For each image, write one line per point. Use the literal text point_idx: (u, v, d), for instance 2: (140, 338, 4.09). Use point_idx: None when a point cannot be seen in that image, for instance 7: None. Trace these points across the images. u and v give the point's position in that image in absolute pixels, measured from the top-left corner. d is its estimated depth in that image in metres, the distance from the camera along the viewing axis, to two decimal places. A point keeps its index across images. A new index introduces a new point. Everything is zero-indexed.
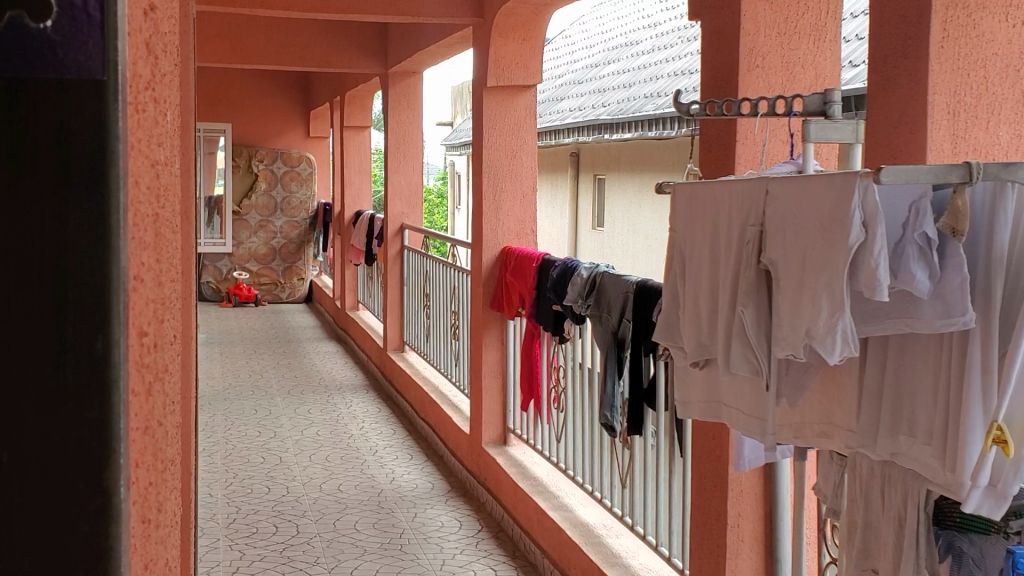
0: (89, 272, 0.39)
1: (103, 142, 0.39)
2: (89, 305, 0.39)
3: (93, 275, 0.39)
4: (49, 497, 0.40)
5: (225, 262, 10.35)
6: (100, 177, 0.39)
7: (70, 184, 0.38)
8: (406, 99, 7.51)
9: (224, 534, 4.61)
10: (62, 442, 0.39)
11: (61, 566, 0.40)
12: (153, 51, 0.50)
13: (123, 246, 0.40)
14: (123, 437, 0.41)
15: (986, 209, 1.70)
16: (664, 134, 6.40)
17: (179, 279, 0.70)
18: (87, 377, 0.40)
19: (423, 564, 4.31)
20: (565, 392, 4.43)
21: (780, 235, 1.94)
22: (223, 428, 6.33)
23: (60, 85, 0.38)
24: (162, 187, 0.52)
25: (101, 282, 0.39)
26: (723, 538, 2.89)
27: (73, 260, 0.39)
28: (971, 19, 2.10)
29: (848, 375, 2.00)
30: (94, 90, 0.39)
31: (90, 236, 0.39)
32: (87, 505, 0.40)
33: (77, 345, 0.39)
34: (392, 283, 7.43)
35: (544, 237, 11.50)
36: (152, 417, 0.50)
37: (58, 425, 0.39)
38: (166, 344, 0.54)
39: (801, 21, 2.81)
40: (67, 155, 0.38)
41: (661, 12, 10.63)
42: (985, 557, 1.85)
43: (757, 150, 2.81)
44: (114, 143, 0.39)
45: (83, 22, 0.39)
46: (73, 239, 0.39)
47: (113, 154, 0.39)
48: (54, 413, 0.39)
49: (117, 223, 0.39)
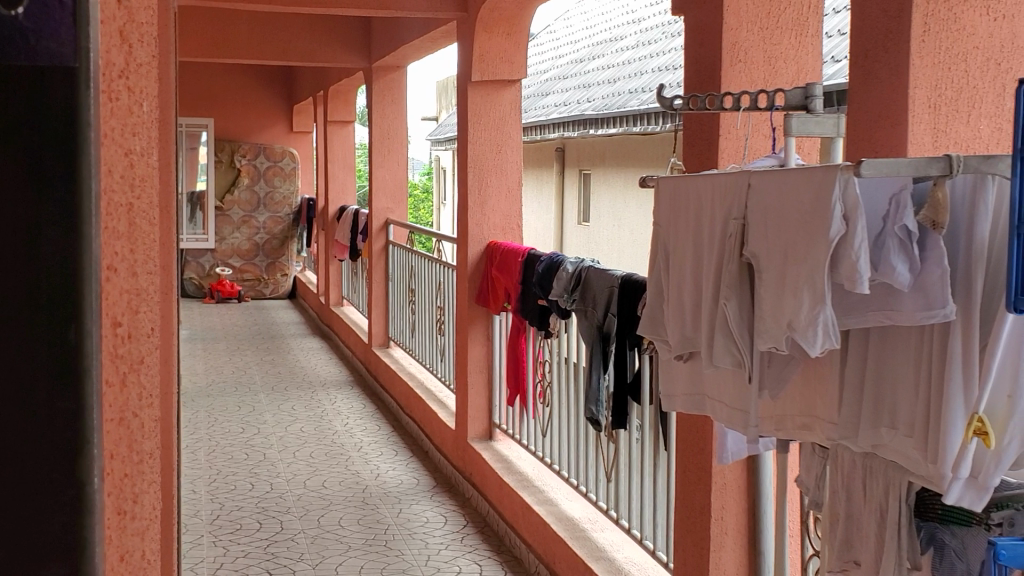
0: (59, 256, 0.37)
1: (75, 127, 0.37)
2: (62, 295, 0.37)
3: (66, 261, 0.37)
4: (26, 491, 0.37)
5: (208, 258, 10.38)
6: (72, 165, 0.37)
7: (44, 171, 0.37)
8: (391, 93, 7.48)
9: (208, 531, 4.60)
10: (39, 434, 0.37)
11: (30, 561, 0.38)
12: (129, 41, 0.52)
13: (96, 231, 0.38)
14: (97, 427, 0.38)
15: (966, 202, 1.71)
16: (649, 130, 6.40)
17: (158, 271, 0.69)
18: (61, 365, 0.37)
19: (408, 559, 4.31)
20: (551, 387, 4.43)
21: (763, 230, 1.94)
22: (206, 425, 6.31)
23: (32, 75, 0.36)
24: (139, 180, 0.53)
25: (72, 265, 0.37)
26: (707, 530, 2.90)
27: (48, 246, 0.37)
28: (951, 12, 2.11)
29: (831, 367, 2.00)
30: (65, 77, 0.37)
31: (62, 227, 0.37)
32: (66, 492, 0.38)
33: (49, 332, 0.37)
34: (376, 277, 7.43)
35: (530, 232, 11.49)
36: (128, 409, 0.52)
37: (33, 416, 0.37)
38: (145, 336, 0.56)
39: (783, 15, 2.81)
40: (38, 139, 0.36)
41: (645, 7, 10.62)
42: (966, 548, 1.87)
43: (740, 145, 2.82)
44: (86, 128, 0.37)
45: (53, 9, 0.37)
46: (47, 230, 0.37)
47: (84, 139, 0.37)
48: (28, 402, 0.37)
49: (91, 213, 0.37)
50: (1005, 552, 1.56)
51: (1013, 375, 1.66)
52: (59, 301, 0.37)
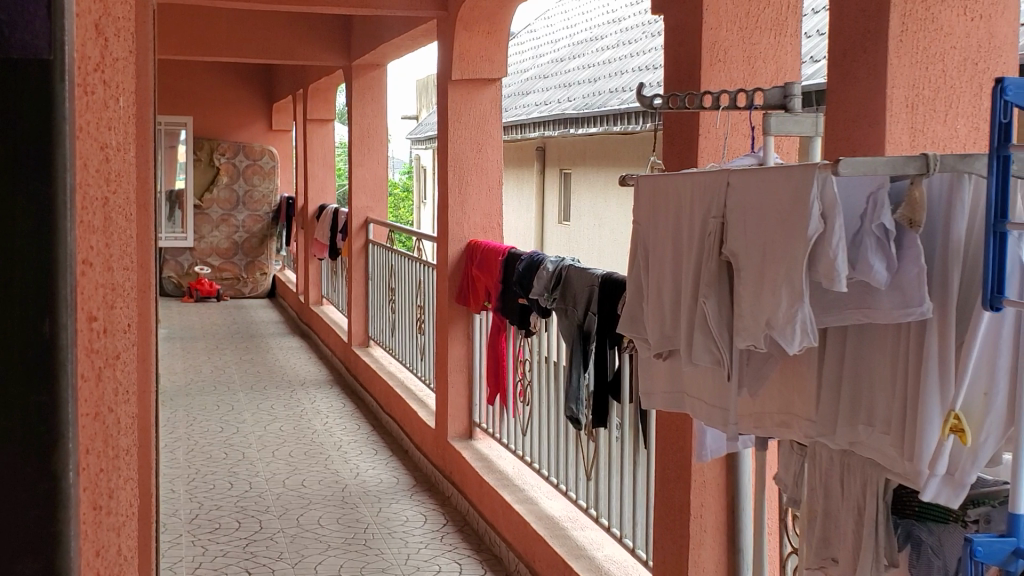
0: (33, 261, 0.42)
1: (48, 155, 0.42)
2: (32, 306, 0.42)
3: (36, 275, 0.42)
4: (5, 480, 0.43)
5: (186, 256, 10.32)
6: (46, 190, 0.42)
7: (18, 196, 0.42)
8: (371, 92, 7.46)
9: (187, 531, 4.58)
10: (16, 430, 0.43)
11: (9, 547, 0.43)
12: (102, 34, 0.53)
13: (67, 247, 0.43)
14: (71, 421, 0.44)
15: (943, 201, 1.72)
16: (630, 129, 6.41)
17: (138, 260, 0.69)
18: (34, 371, 0.43)
19: (388, 558, 4.30)
20: (531, 385, 4.44)
21: (742, 228, 1.95)
22: (185, 424, 6.28)
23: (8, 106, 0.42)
24: (111, 175, 0.54)
25: (42, 280, 0.42)
26: (686, 528, 2.91)
27: (21, 267, 0.42)
28: (929, 12, 2.12)
29: (808, 364, 2.01)
30: (39, 111, 0.42)
31: (33, 242, 0.42)
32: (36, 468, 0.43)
33: (21, 340, 0.42)
34: (356, 276, 7.41)
35: (511, 232, 11.49)
36: (101, 404, 0.51)
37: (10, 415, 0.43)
38: (117, 332, 0.56)
39: (762, 15, 2.82)
40: (12, 169, 0.42)
41: (625, 7, 10.63)
42: (943, 544, 1.87)
43: (719, 144, 2.82)
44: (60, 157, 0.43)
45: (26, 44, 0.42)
46: (18, 247, 0.42)
47: (58, 167, 0.43)
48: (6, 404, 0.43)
49: (61, 234, 0.43)
50: (980, 548, 1.54)
51: (989, 373, 1.67)
52: (28, 309, 0.42)
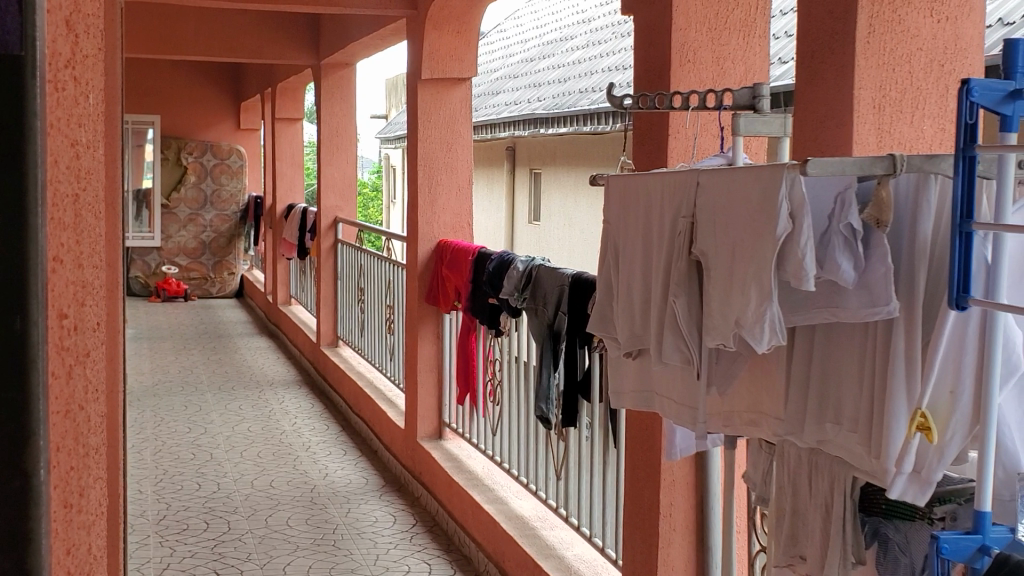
0: (9, 301, 0.53)
1: (21, 210, 0.53)
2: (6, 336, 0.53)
3: (9, 311, 0.53)
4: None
5: (154, 256, 10.24)
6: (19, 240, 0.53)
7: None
8: (339, 91, 7.44)
9: (154, 531, 4.56)
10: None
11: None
12: (73, 29, 0.58)
13: (39, 287, 0.54)
14: (41, 425, 0.55)
15: (910, 200, 1.74)
16: (599, 129, 6.42)
17: (109, 251, 0.72)
18: (9, 387, 0.53)
19: (357, 559, 4.29)
20: (500, 385, 4.45)
21: (712, 228, 1.96)
22: (152, 425, 6.25)
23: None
24: (83, 172, 0.60)
25: (16, 315, 0.53)
26: (656, 527, 2.92)
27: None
28: (896, 14, 2.14)
29: (776, 363, 2.03)
30: (11, 171, 0.52)
31: (6, 287, 0.53)
32: (8, 452, 0.54)
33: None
34: (325, 275, 7.39)
35: (481, 232, 11.48)
36: (72, 403, 0.59)
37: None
38: (90, 330, 0.62)
39: (731, 16, 2.83)
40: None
41: (596, 7, 10.64)
42: (910, 542, 1.90)
43: (689, 144, 2.84)
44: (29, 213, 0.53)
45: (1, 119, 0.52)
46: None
47: (29, 222, 0.53)
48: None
49: (31, 277, 0.53)
50: (947, 546, 1.54)
51: (954, 372, 1.66)
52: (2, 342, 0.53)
